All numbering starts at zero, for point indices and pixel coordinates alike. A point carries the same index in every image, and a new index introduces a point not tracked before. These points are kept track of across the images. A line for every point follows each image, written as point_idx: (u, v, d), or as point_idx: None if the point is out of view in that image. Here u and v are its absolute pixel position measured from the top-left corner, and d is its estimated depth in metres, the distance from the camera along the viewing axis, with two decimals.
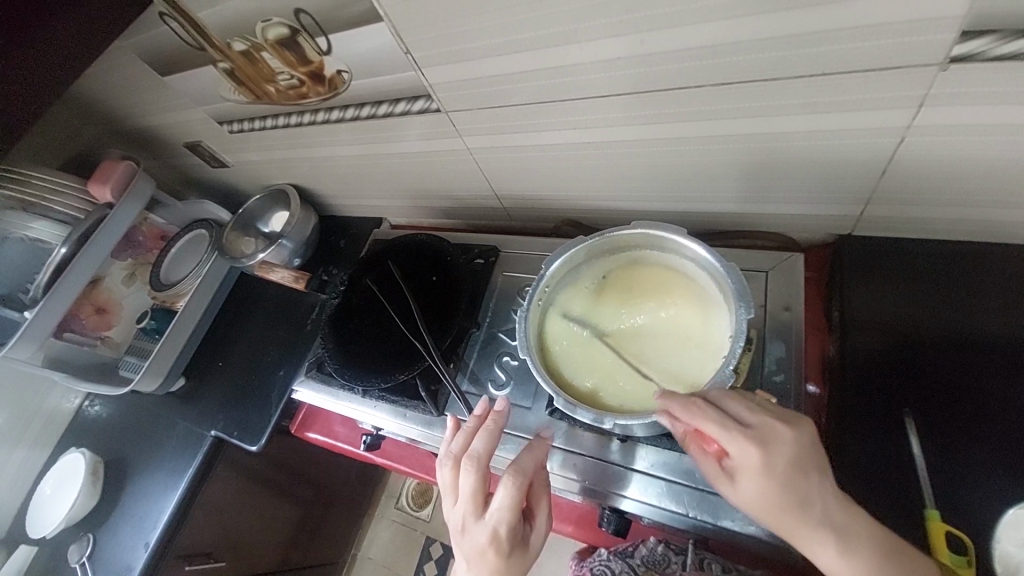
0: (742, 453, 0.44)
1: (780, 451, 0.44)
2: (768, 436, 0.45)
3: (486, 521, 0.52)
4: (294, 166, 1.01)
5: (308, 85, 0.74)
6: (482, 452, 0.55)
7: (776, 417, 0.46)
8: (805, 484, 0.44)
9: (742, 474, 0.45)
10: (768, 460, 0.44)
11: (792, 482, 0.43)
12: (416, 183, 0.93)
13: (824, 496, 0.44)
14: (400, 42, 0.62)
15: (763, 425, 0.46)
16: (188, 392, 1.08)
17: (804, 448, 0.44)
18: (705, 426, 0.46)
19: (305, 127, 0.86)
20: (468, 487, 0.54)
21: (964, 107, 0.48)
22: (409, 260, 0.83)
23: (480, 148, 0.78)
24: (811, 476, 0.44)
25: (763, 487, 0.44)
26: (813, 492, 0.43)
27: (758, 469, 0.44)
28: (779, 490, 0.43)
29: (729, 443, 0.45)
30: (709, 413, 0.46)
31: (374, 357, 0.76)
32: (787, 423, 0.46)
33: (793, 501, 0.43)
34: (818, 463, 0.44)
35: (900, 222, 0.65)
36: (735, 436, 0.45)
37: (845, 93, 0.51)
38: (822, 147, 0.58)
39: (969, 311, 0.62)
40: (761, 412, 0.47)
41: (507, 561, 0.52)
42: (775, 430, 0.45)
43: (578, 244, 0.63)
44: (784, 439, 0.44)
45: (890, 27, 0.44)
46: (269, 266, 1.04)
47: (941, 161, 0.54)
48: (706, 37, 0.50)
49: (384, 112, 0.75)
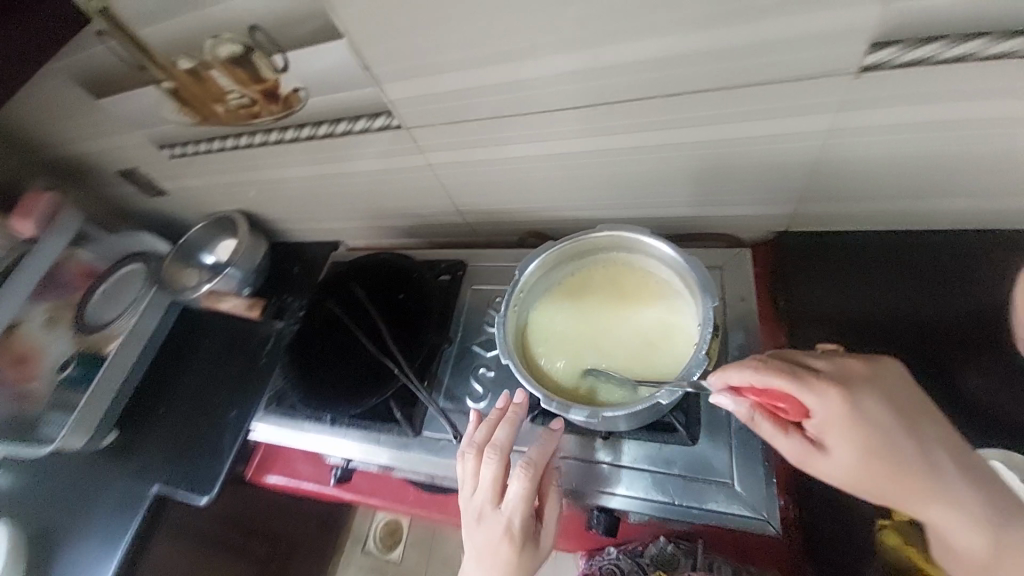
0: (825, 402, 0.46)
1: (865, 391, 0.45)
2: (844, 378, 0.46)
3: (503, 510, 0.54)
4: (244, 191, 0.97)
5: (260, 105, 0.72)
6: (505, 442, 0.58)
7: (847, 362, 0.48)
8: (901, 418, 0.45)
9: (832, 427, 0.46)
10: (853, 403, 0.45)
11: (881, 422, 0.44)
12: (376, 202, 0.91)
13: (918, 436, 0.44)
14: (360, 59, 0.62)
15: (835, 371, 0.47)
16: (123, 446, 0.97)
17: (885, 381, 0.46)
18: (778, 383, 0.47)
19: (256, 148, 0.83)
20: (492, 475, 0.56)
21: (874, 111, 0.55)
22: (372, 280, 0.80)
23: (443, 163, 0.78)
24: (905, 410, 0.45)
25: (854, 437, 0.45)
26: (912, 428, 0.45)
27: (846, 416, 0.45)
28: (874, 431, 0.44)
29: (808, 397, 0.46)
30: (780, 366, 0.48)
31: (343, 383, 0.72)
32: (859, 364, 0.48)
33: (892, 440, 0.44)
34: (902, 394, 0.46)
35: (832, 218, 0.72)
36: (813, 385, 0.46)
37: (780, 100, 0.57)
38: (762, 150, 0.64)
39: (901, 297, 0.67)
40: (830, 361, 0.48)
41: (519, 554, 0.53)
42: (849, 371, 0.47)
43: (549, 249, 0.64)
44: (862, 378, 0.46)
45: (809, 41, 0.50)
46: (218, 297, 0.99)
47: (863, 160, 0.61)
48: (653, 52, 0.55)
49: (342, 130, 0.74)
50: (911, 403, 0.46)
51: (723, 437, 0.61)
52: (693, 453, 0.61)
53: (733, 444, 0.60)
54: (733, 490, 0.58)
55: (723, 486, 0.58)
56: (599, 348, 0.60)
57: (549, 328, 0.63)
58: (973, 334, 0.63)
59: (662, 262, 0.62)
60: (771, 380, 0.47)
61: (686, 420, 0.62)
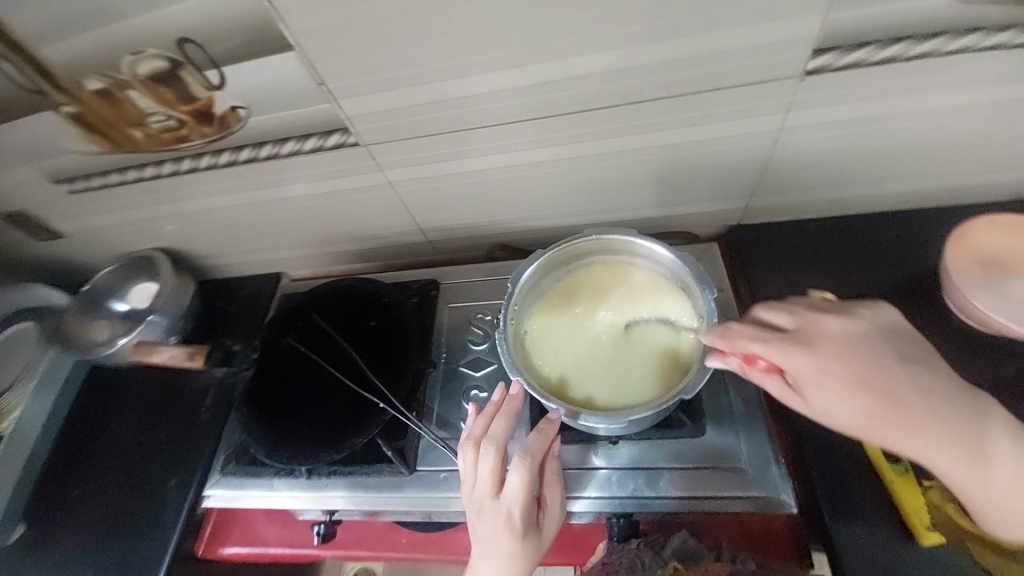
0: (793, 356, 0.50)
1: (827, 343, 0.51)
2: (807, 334, 0.52)
3: (504, 501, 0.53)
4: (165, 226, 0.85)
5: (190, 127, 0.64)
6: (503, 432, 0.56)
7: (814, 318, 0.53)
8: (866, 361, 0.49)
9: (805, 378, 0.50)
10: (817, 354, 0.50)
11: (848, 365, 0.49)
12: (327, 228, 0.84)
13: (885, 369, 0.49)
14: (315, 73, 0.58)
15: (801, 329, 0.52)
16: (30, 544, 0.77)
17: (847, 331, 0.51)
18: (751, 347, 0.51)
19: (182, 175, 0.73)
20: (491, 469, 0.55)
21: (813, 110, 0.61)
22: (341, 310, 0.73)
23: (405, 181, 0.74)
24: (872, 355, 0.50)
25: (824, 382, 0.49)
26: (878, 370, 0.49)
27: (813, 366, 0.50)
28: (841, 377, 0.49)
29: (778, 354, 0.50)
30: (751, 329, 0.53)
31: (318, 426, 0.64)
32: (824, 320, 0.53)
33: (859, 382, 0.49)
34: (868, 341, 0.51)
35: (778, 210, 0.78)
36: (781, 343, 0.51)
37: (734, 103, 0.61)
38: (718, 150, 0.68)
39: (847, 270, 0.72)
40: (797, 320, 0.53)
41: (521, 543, 0.53)
42: (813, 327, 0.52)
43: (546, 252, 0.64)
44: (824, 331, 0.52)
45: (757, 49, 0.55)
46: (146, 348, 0.80)
47: (804, 155, 0.67)
48: (619, 60, 0.57)
49: (290, 151, 0.67)
50: (877, 341, 0.51)
51: (728, 425, 0.63)
52: (702, 444, 0.63)
53: (740, 430, 0.63)
54: (746, 474, 0.60)
55: (739, 473, 0.60)
56: (601, 351, 0.61)
57: (550, 332, 0.63)
58: (920, 292, 0.68)
59: (661, 266, 0.64)
60: (743, 343, 0.52)
61: (689, 411, 0.64)
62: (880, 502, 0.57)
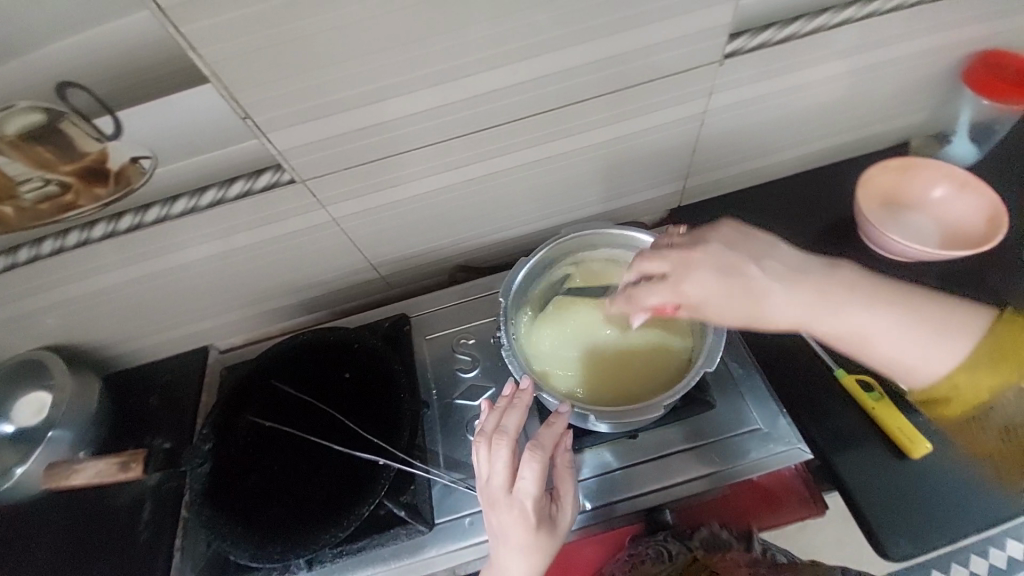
0: (683, 297, 0.50)
1: (705, 272, 0.50)
2: (685, 270, 0.51)
3: (517, 496, 0.51)
4: (49, 319, 0.69)
5: (77, 190, 0.55)
6: (513, 426, 0.53)
7: (682, 248, 0.52)
8: (745, 276, 0.50)
9: (706, 311, 0.51)
10: (703, 287, 0.50)
11: (731, 284, 0.49)
12: (264, 284, 0.74)
13: (761, 269, 0.50)
14: (237, 106, 0.52)
15: (676, 265, 0.51)
16: None
17: (717, 251, 0.50)
18: (652, 300, 0.52)
19: (70, 252, 0.61)
20: (503, 467, 0.51)
21: (730, 91, 0.67)
22: (310, 367, 0.65)
23: (350, 216, 0.68)
24: (744, 268, 0.50)
25: (720, 308, 0.50)
26: (755, 276, 0.49)
27: (703, 299, 0.50)
28: (733, 297, 0.49)
29: (672, 297, 0.51)
30: (640, 286, 0.52)
31: (311, 505, 0.57)
32: (692, 249, 0.51)
33: (746, 297, 0.49)
34: (737, 254, 0.50)
35: (710, 188, 0.85)
36: (668, 289, 0.51)
37: (666, 92, 0.65)
38: (656, 139, 0.72)
39: (779, 230, 0.80)
40: (670, 255, 0.52)
41: (535, 534, 0.51)
42: (688, 261, 0.51)
43: (537, 252, 0.64)
44: (699, 262, 0.50)
45: (680, 40, 0.59)
46: (61, 474, 0.63)
47: (726, 133, 0.74)
48: (560, 62, 0.58)
49: (210, 201, 0.59)
50: (741, 244, 0.51)
51: (733, 389, 0.65)
52: (713, 415, 0.64)
53: (744, 390, 0.65)
54: (759, 432, 0.62)
55: (754, 433, 0.62)
56: (605, 348, 0.61)
57: (554, 332, 0.62)
58: (842, 236, 0.77)
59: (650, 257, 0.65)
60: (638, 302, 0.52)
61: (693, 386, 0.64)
62: (868, 428, 0.63)
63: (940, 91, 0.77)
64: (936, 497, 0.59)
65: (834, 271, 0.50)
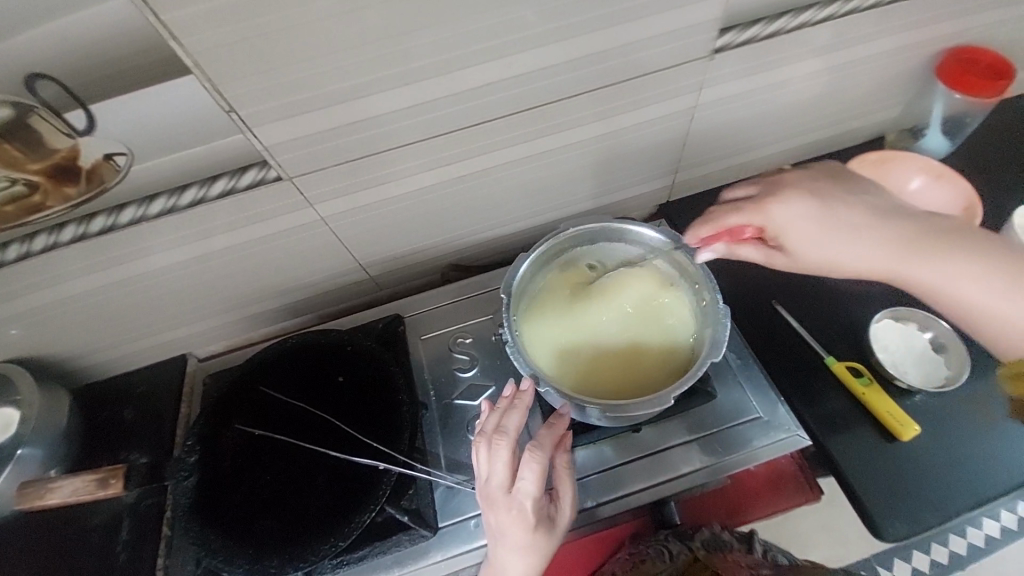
0: (766, 215, 0.57)
1: (792, 194, 0.57)
2: (773, 194, 0.58)
3: (516, 496, 0.50)
4: (11, 331, 0.65)
5: (45, 191, 0.52)
6: (512, 426, 0.52)
7: (772, 182, 0.60)
8: (831, 203, 0.56)
9: (787, 231, 0.56)
10: (786, 206, 0.56)
11: (819, 211, 0.56)
12: (248, 288, 0.71)
13: (849, 210, 0.56)
14: (220, 99, 0.50)
15: (763, 192, 0.59)
16: None
17: (806, 183, 0.58)
18: (733, 220, 0.58)
19: (35, 257, 0.56)
20: (502, 467, 0.50)
21: (719, 86, 0.68)
22: (304, 371, 0.62)
23: (340, 214, 0.66)
24: (833, 197, 0.57)
25: (802, 227, 0.56)
26: (837, 205, 0.56)
27: (785, 217, 0.56)
28: (814, 220, 0.56)
29: (756, 220, 0.57)
30: (724, 209, 0.59)
31: (307, 515, 0.54)
32: (785, 180, 0.59)
33: (827, 220, 0.56)
34: (825, 188, 0.58)
35: (697, 183, 0.86)
36: (753, 210, 0.57)
37: (658, 87, 0.65)
38: (647, 134, 0.72)
39: None
40: (756, 187, 0.60)
41: (533, 535, 0.50)
42: (777, 188, 0.58)
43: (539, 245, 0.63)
44: (789, 189, 0.58)
45: (673, 35, 0.59)
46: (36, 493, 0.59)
47: (714, 128, 0.75)
48: (555, 56, 0.57)
49: (190, 200, 0.56)
50: (834, 187, 0.59)
51: (732, 379, 0.66)
52: (713, 406, 0.64)
53: (742, 380, 0.66)
54: (760, 421, 0.63)
55: (755, 422, 0.63)
56: (607, 344, 0.60)
57: (555, 329, 0.61)
58: None
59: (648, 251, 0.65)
60: (719, 222, 0.58)
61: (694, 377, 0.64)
62: (862, 413, 0.64)
63: (912, 87, 0.80)
64: (926, 479, 0.61)
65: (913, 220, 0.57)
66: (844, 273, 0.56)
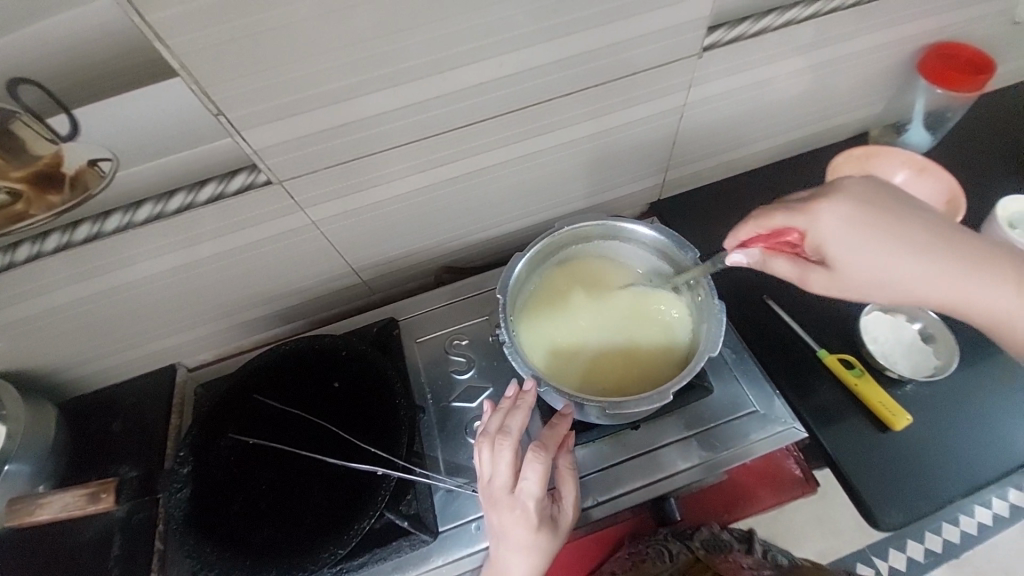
0: (814, 218, 0.53)
1: (850, 195, 0.53)
2: (829, 195, 0.54)
3: (519, 496, 0.50)
4: None
5: (28, 199, 0.50)
6: (516, 427, 0.51)
7: (830, 185, 0.56)
8: (888, 212, 0.53)
9: (832, 241, 0.53)
10: (839, 209, 0.53)
11: (870, 215, 0.52)
12: (239, 294, 0.70)
13: (909, 221, 0.52)
14: (208, 103, 0.49)
15: (818, 193, 0.55)
16: None
17: (869, 186, 0.54)
18: (779, 221, 0.55)
19: (18, 267, 0.55)
20: (506, 468, 0.50)
21: (708, 83, 0.69)
22: (298, 377, 0.62)
23: (332, 218, 0.65)
24: (892, 206, 0.53)
25: (852, 237, 0.52)
26: (894, 213, 0.53)
27: (836, 220, 0.53)
28: (867, 230, 0.52)
29: (800, 223, 0.54)
30: (770, 210, 0.57)
31: (307, 522, 0.54)
32: (845, 181, 0.55)
33: (881, 230, 0.52)
34: (886, 196, 0.54)
35: (687, 180, 0.87)
36: (801, 213, 0.54)
37: (648, 85, 0.66)
38: (637, 133, 0.73)
39: None
40: (812, 189, 0.56)
41: (535, 535, 0.50)
42: (833, 189, 0.55)
43: (536, 242, 0.62)
44: (849, 191, 0.54)
45: (662, 33, 0.60)
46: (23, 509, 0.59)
47: (703, 126, 0.76)
48: (547, 55, 0.57)
49: (178, 206, 0.56)
50: (899, 196, 0.54)
51: (728, 374, 0.66)
52: (710, 401, 0.65)
53: (738, 374, 0.66)
54: (756, 414, 0.64)
55: (752, 416, 0.64)
56: (603, 344, 0.61)
57: (552, 330, 0.62)
58: None
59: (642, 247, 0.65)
60: (764, 222, 0.56)
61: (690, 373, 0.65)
62: (856, 404, 0.65)
63: (895, 82, 0.81)
64: (920, 468, 0.61)
65: (978, 243, 0.53)
66: (887, 290, 0.53)
